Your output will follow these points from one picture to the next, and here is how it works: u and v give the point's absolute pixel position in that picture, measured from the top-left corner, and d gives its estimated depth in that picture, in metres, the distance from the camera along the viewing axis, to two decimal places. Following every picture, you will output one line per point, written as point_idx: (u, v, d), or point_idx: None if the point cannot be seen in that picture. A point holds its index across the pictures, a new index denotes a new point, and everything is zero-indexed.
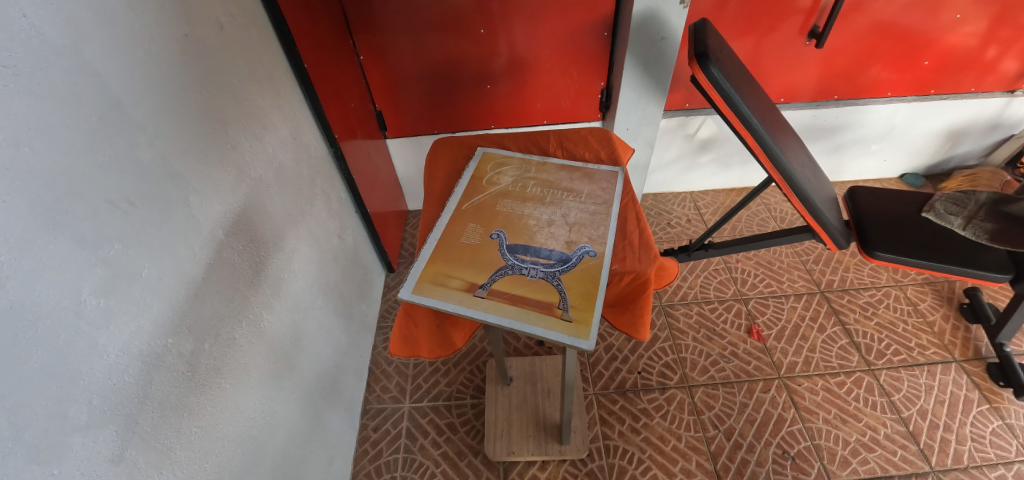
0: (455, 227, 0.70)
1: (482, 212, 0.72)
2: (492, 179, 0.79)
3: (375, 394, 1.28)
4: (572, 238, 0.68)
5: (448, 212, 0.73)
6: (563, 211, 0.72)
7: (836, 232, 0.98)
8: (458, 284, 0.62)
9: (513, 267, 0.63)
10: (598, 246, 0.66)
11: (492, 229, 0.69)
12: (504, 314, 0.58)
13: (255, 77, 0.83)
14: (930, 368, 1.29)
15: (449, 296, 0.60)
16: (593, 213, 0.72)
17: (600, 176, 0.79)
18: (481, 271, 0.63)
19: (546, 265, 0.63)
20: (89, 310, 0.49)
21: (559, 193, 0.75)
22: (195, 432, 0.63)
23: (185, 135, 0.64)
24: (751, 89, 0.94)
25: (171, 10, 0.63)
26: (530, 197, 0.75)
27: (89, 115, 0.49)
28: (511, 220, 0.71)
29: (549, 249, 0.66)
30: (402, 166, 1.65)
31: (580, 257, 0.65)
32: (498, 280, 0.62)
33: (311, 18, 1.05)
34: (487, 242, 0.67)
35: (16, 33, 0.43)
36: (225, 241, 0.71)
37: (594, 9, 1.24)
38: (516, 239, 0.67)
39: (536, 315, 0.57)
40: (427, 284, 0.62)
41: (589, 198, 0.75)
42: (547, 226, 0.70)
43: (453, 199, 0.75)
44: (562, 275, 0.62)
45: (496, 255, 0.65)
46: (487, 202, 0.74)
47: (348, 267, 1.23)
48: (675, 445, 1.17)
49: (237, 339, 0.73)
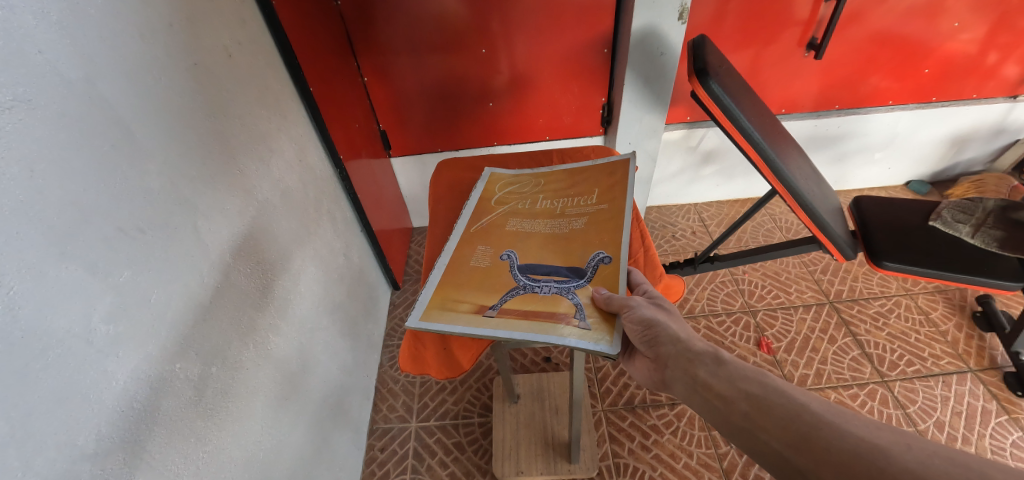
0: (465, 250, 0.71)
1: (490, 233, 0.73)
2: (501, 199, 0.80)
3: (382, 414, 1.27)
4: (585, 248, 0.67)
5: (457, 235, 0.74)
6: (573, 219, 0.72)
7: (842, 242, 0.97)
8: (467, 306, 0.61)
9: (525, 286, 0.63)
10: (612, 251, 0.65)
11: (501, 250, 0.70)
12: (516, 330, 0.56)
13: (264, 102, 0.85)
14: (945, 378, 1.27)
15: (457, 318, 0.59)
16: (604, 213, 0.71)
17: (609, 171, 0.78)
18: (492, 293, 0.63)
19: (559, 282, 0.62)
20: (99, 338, 0.49)
21: (568, 200, 0.76)
22: (203, 457, 0.62)
23: (195, 162, 0.65)
24: (751, 102, 0.94)
25: (181, 41, 0.65)
26: (539, 211, 0.75)
27: (100, 145, 0.51)
28: (521, 239, 0.71)
29: (562, 268, 0.65)
30: (407, 185, 1.67)
31: (595, 267, 0.64)
32: (508, 300, 0.61)
33: (317, 43, 1.08)
34: (498, 264, 0.67)
35: (31, 68, 0.44)
36: (233, 265, 0.72)
37: (594, 27, 1.26)
38: (526, 259, 0.67)
39: (552, 326, 0.56)
40: (435, 310, 0.61)
41: (599, 196, 0.75)
42: (557, 239, 0.69)
43: (461, 222, 0.76)
44: (577, 289, 0.61)
45: (508, 277, 0.65)
46: (496, 222, 0.75)
47: (354, 285, 1.23)
48: (686, 462, 1.15)
49: (244, 362, 0.73)
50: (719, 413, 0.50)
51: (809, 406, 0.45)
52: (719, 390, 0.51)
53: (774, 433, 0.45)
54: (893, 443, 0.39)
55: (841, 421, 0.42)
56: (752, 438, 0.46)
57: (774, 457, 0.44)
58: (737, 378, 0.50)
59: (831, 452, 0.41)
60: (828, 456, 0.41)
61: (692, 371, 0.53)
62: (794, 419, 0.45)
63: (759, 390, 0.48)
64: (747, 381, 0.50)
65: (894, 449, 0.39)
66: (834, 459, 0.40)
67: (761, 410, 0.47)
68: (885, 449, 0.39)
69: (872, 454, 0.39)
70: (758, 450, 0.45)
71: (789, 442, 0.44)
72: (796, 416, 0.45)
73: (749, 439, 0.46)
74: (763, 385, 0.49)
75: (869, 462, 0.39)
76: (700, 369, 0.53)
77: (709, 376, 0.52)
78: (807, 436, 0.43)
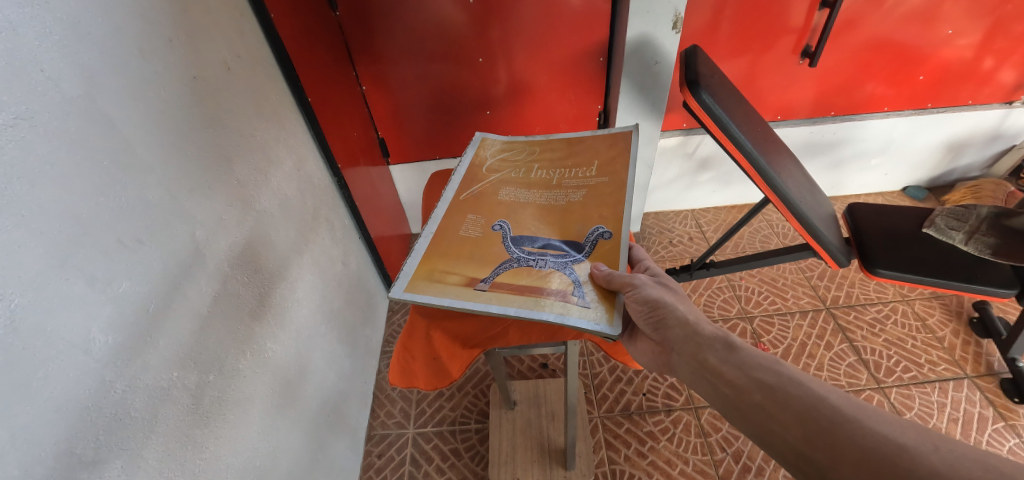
0: (454, 219, 0.72)
1: (481, 202, 0.74)
2: (492, 167, 0.81)
3: (379, 420, 1.27)
4: (584, 223, 0.68)
5: (447, 202, 0.75)
6: (570, 192, 0.73)
7: (835, 250, 0.98)
8: (457, 279, 0.62)
9: (518, 260, 0.64)
10: (612, 226, 0.66)
11: (493, 220, 0.71)
12: (509, 305, 0.57)
13: (262, 113, 0.87)
14: (942, 384, 1.27)
15: (445, 291, 0.60)
16: (604, 186, 0.72)
17: (610, 142, 0.79)
18: (483, 266, 0.64)
19: (556, 256, 0.63)
20: (98, 348, 0.50)
21: (566, 172, 0.77)
22: (200, 464, 0.63)
23: (195, 173, 0.67)
24: (743, 113, 0.95)
25: (181, 55, 0.66)
26: (533, 181, 0.77)
27: (100, 160, 0.52)
28: (514, 209, 0.72)
29: (558, 241, 0.65)
30: (405, 192, 1.68)
31: (594, 242, 0.64)
32: (500, 274, 0.62)
33: (316, 52, 1.10)
34: (490, 234, 0.68)
35: (33, 86, 0.46)
36: (230, 274, 0.73)
37: (590, 36, 1.28)
38: (519, 231, 0.68)
39: (546, 302, 0.57)
40: (421, 281, 0.62)
41: (598, 168, 0.76)
42: (555, 211, 0.70)
43: (451, 189, 0.77)
44: (575, 264, 0.62)
45: (500, 248, 0.66)
46: (487, 190, 0.76)
47: (352, 292, 1.24)
48: (682, 469, 1.15)
49: (242, 370, 0.74)
50: (730, 401, 0.50)
51: (828, 399, 0.45)
52: (728, 377, 0.52)
53: (791, 426, 0.45)
54: (920, 444, 0.40)
55: (863, 418, 0.43)
56: (766, 428, 0.47)
57: (789, 449, 0.45)
58: (751, 366, 0.51)
59: (852, 448, 0.41)
60: (849, 452, 0.41)
61: (701, 356, 0.55)
62: (812, 412, 0.45)
63: (774, 379, 0.49)
64: (762, 369, 0.51)
65: (921, 450, 0.39)
66: (857, 456, 0.41)
67: (774, 401, 0.47)
68: (912, 449, 0.40)
69: (898, 454, 0.40)
70: (773, 440, 0.46)
71: (807, 436, 0.44)
72: (814, 409, 0.45)
73: (764, 429, 0.47)
74: (778, 375, 0.49)
75: (894, 461, 0.39)
76: (709, 354, 0.54)
77: (719, 361, 0.53)
78: (828, 432, 0.43)
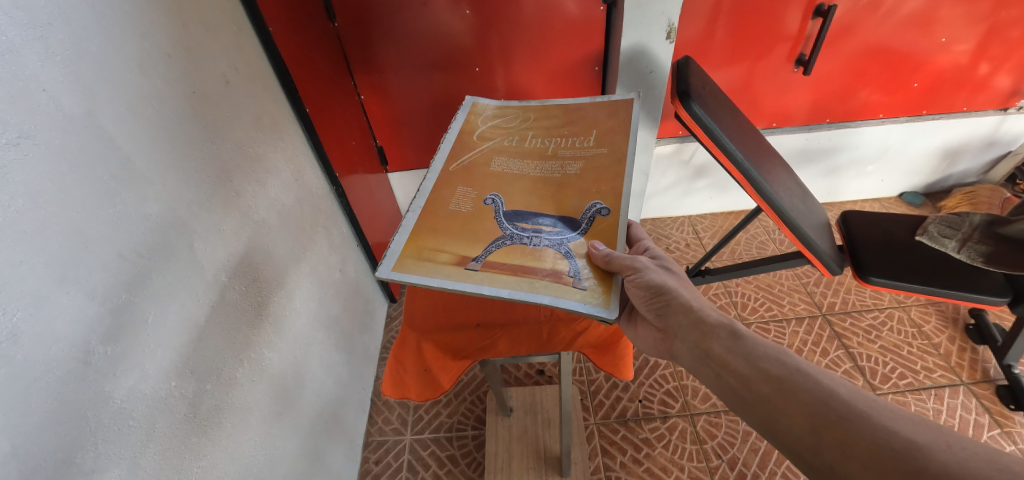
0: (444, 192, 0.73)
1: (472, 173, 0.75)
2: (483, 135, 0.82)
3: (377, 427, 1.28)
4: (581, 198, 0.69)
5: (437, 172, 0.76)
6: (566, 163, 0.74)
7: (829, 259, 0.99)
8: (448, 257, 0.63)
9: (512, 236, 0.65)
10: (610, 202, 0.67)
11: (485, 193, 0.72)
12: (502, 286, 0.58)
13: (260, 125, 0.88)
14: (938, 391, 1.27)
15: (435, 271, 0.61)
16: (603, 157, 0.73)
17: (610, 110, 0.80)
18: (475, 244, 0.64)
19: (552, 233, 0.65)
20: (98, 358, 0.52)
21: (562, 142, 0.78)
22: (196, 472, 0.64)
23: (193, 186, 0.68)
24: (734, 123, 0.96)
25: (180, 71, 0.67)
26: (527, 150, 0.78)
27: (101, 175, 0.53)
28: (506, 183, 0.73)
29: (552, 217, 0.67)
30: (403, 198, 1.69)
31: (591, 218, 0.66)
32: (493, 252, 0.63)
33: (315, 63, 1.11)
34: (482, 208, 0.69)
35: (35, 103, 0.47)
36: (228, 284, 0.74)
37: (586, 44, 1.29)
38: (512, 206, 0.69)
39: (538, 282, 0.58)
40: (410, 261, 0.62)
41: (596, 137, 0.77)
42: (551, 184, 0.72)
43: (440, 160, 0.78)
44: (571, 243, 0.63)
45: (493, 225, 0.67)
46: (478, 160, 0.77)
47: (349, 299, 1.25)
48: (677, 476, 1.16)
49: (239, 379, 0.75)
50: (737, 391, 0.52)
51: (838, 393, 0.47)
52: (732, 366, 0.53)
53: (799, 420, 0.47)
54: (932, 442, 0.41)
55: (874, 414, 0.44)
56: (775, 421, 0.48)
57: (798, 442, 0.46)
58: (758, 357, 0.52)
59: (863, 443, 0.43)
60: (860, 447, 0.43)
61: (706, 344, 0.56)
62: (823, 406, 0.46)
63: (782, 371, 0.50)
64: (769, 360, 0.52)
65: (933, 448, 0.41)
66: (869, 451, 0.42)
67: (782, 392, 0.49)
68: (925, 448, 0.41)
69: (911, 453, 0.41)
70: (783, 432, 0.47)
71: (816, 430, 0.45)
72: (824, 403, 0.46)
73: (772, 422, 0.48)
74: (786, 366, 0.51)
75: (905, 458, 0.41)
76: (714, 343, 0.56)
77: (723, 349, 0.55)
78: (838, 426, 0.45)
